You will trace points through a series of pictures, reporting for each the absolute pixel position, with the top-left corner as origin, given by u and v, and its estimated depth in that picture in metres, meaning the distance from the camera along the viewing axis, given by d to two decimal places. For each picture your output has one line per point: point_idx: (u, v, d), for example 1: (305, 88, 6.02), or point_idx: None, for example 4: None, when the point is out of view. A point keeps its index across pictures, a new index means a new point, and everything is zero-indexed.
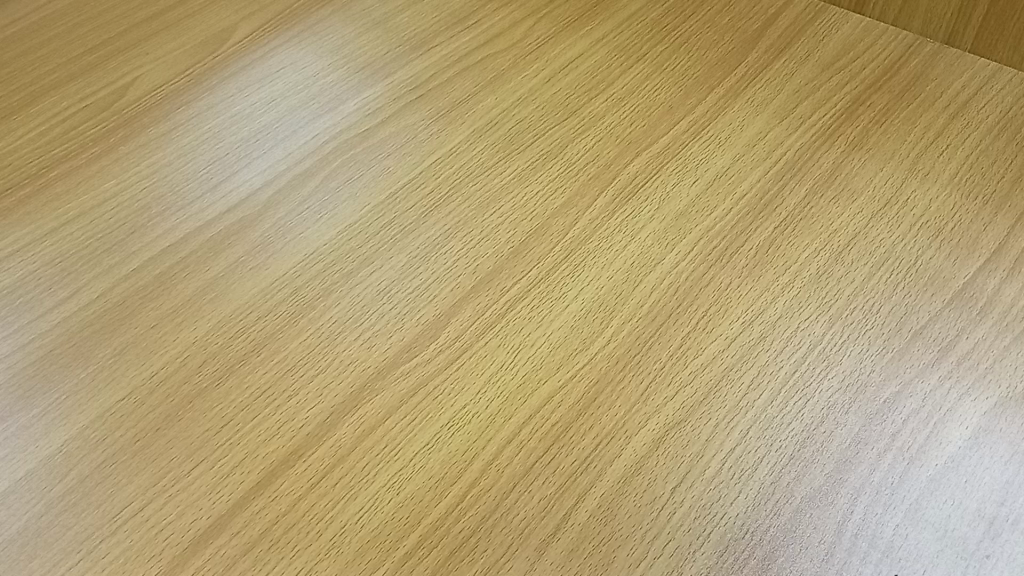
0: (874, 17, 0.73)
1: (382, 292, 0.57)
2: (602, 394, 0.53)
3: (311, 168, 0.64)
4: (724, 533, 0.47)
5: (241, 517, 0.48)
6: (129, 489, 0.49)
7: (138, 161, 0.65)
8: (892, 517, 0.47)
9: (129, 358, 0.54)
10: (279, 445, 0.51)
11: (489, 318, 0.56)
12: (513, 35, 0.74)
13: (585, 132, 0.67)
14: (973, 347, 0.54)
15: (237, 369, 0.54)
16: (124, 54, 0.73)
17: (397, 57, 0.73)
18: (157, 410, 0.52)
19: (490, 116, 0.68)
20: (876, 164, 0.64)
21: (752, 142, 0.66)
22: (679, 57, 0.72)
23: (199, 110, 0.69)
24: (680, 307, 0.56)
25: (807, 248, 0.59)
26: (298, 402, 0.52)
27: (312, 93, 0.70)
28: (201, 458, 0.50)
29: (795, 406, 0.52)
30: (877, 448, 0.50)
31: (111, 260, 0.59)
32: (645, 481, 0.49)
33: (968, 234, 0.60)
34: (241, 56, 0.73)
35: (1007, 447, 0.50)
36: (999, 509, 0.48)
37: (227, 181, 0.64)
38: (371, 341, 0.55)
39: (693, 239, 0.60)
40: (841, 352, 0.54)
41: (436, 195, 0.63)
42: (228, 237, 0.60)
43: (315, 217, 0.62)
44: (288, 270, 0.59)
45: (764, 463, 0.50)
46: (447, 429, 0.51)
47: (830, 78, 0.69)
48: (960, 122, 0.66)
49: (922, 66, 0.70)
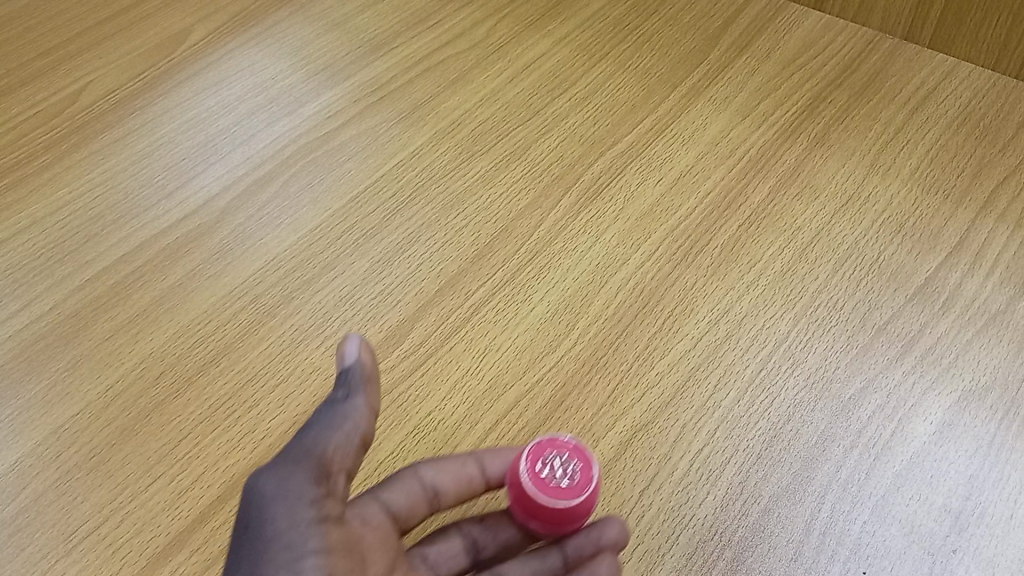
0: (834, 13, 0.73)
1: (344, 298, 0.57)
2: (569, 398, 0.52)
3: (270, 173, 0.63)
4: (693, 535, 0.47)
5: (202, 533, 0.47)
6: (84, 506, 0.48)
7: (92, 168, 0.64)
8: (859, 514, 0.47)
9: (84, 371, 0.53)
10: (240, 457, 0.50)
11: (454, 323, 0.55)
12: (475, 34, 0.74)
13: (549, 132, 0.66)
14: (936, 341, 0.54)
15: (196, 380, 0.52)
16: (76, 58, 0.71)
17: (358, 57, 0.72)
18: (113, 425, 0.51)
19: (453, 117, 0.67)
20: (838, 161, 0.64)
21: (716, 140, 0.66)
22: (642, 56, 0.72)
23: (155, 115, 0.67)
24: (646, 308, 0.56)
25: (771, 246, 0.59)
26: (259, 413, 0.51)
27: (271, 95, 0.69)
28: (159, 473, 0.49)
29: (761, 406, 0.52)
30: (844, 445, 0.50)
31: (64, 270, 0.58)
32: (612, 485, 0.49)
33: (929, 229, 0.60)
34: (197, 59, 0.72)
35: (971, 440, 0.50)
36: (965, 503, 0.48)
37: (185, 187, 0.63)
38: (334, 349, 0.54)
39: (658, 239, 0.60)
40: (806, 349, 0.54)
41: (399, 197, 0.62)
42: (185, 244, 0.59)
43: (275, 222, 0.60)
44: (248, 278, 0.57)
45: (731, 462, 0.49)
46: (412, 437, 0.51)
47: (791, 75, 0.70)
48: (921, 117, 0.66)
49: (882, 62, 0.70)
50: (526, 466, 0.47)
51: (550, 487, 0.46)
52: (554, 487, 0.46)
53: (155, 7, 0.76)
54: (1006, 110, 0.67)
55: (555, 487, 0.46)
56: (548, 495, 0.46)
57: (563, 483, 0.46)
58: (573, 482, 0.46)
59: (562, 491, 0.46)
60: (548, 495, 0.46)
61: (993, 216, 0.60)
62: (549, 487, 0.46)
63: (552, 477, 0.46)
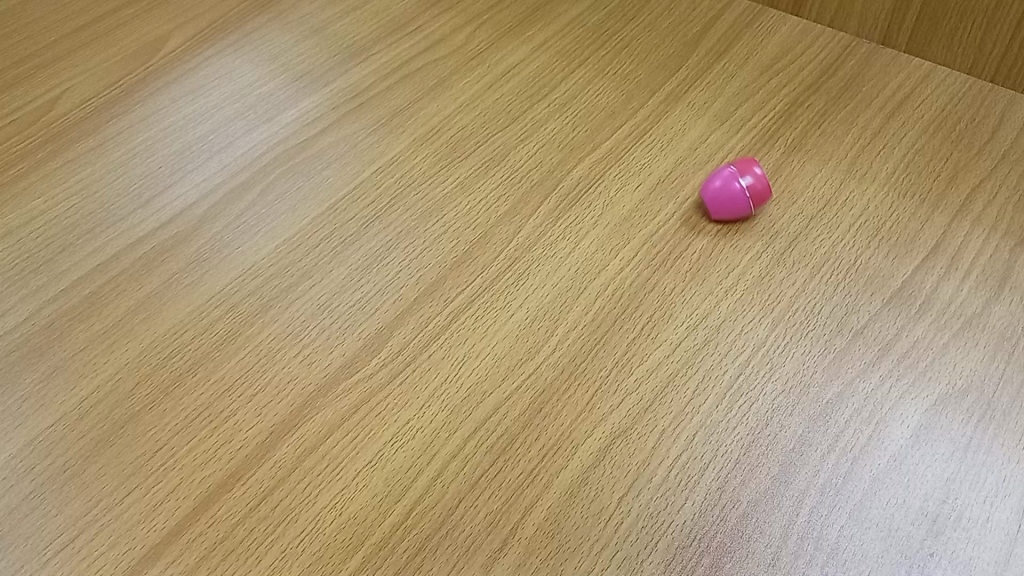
0: (811, 19, 0.74)
1: (322, 307, 0.56)
2: (548, 404, 0.52)
3: (248, 180, 0.63)
4: (671, 541, 0.47)
5: (177, 545, 0.46)
6: (59, 519, 0.47)
7: (68, 177, 0.63)
8: (837, 519, 0.47)
9: (59, 383, 0.52)
10: (216, 468, 0.49)
11: (433, 330, 0.55)
12: (454, 40, 0.74)
13: (528, 138, 0.66)
14: (912, 345, 0.55)
15: (172, 391, 0.52)
16: (51, 67, 0.71)
17: (337, 64, 0.72)
18: (89, 436, 0.50)
19: (432, 123, 0.67)
20: (816, 165, 0.64)
21: (694, 145, 0.66)
22: (621, 61, 0.72)
23: (132, 123, 0.67)
24: (625, 313, 0.56)
25: (749, 251, 0.59)
26: (235, 423, 0.51)
27: (249, 102, 0.69)
28: (134, 485, 0.48)
29: (740, 411, 0.52)
30: (821, 449, 0.50)
31: (39, 280, 0.57)
32: (591, 492, 0.48)
33: (905, 233, 0.60)
34: (175, 66, 0.71)
35: (948, 443, 0.50)
36: (941, 506, 0.48)
37: (161, 196, 0.62)
38: (311, 357, 0.54)
39: (637, 245, 0.60)
40: (784, 354, 0.54)
41: (377, 205, 0.62)
42: (161, 254, 0.59)
43: (253, 230, 0.60)
44: (225, 287, 0.57)
45: (710, 468, 0.49)
46: (389, 446, 0.50)
47: (768, 80, 0.70)
48: (897, 121, 0.67)
49: (859, 67, 0.71)
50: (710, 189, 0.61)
51: (722, 180, 0.60)
52: (721, 177, 0.61)
53: (132, 14, 0.76)
54: (982, 113, 0.67)
55: (721, 177, 0.61)
56: (718, 178, 0.61)
57: (726, 185, 0.60)
58: (728, 190, 0.60)
59: (721, 182, 0.60)
60: (718, 177, 0.61)
61: (969, 219, 0.61)
62: (725, 177, 0.61)
63: (731, 181, 0.60)
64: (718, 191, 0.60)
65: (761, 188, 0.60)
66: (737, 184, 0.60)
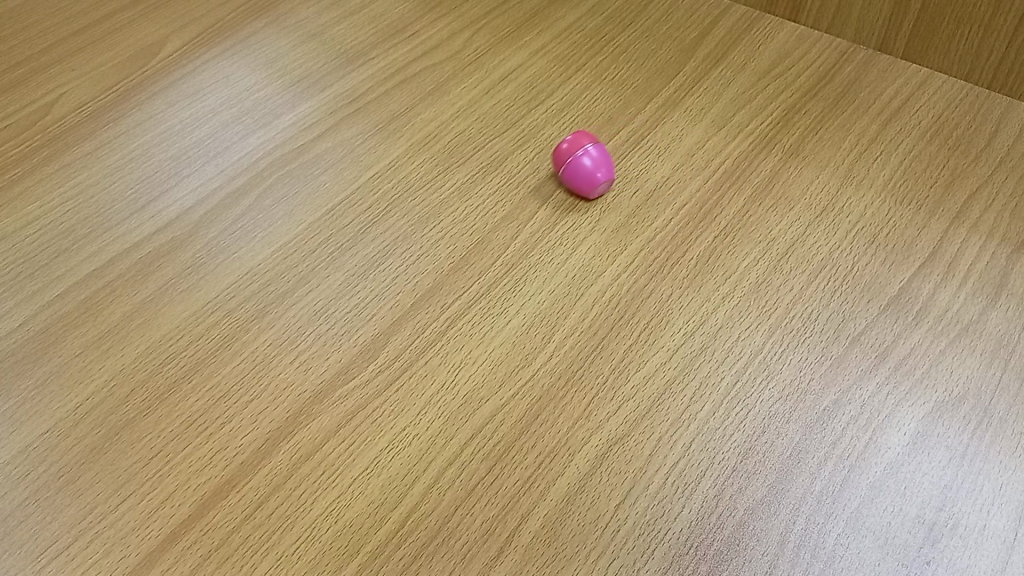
0: (808, 25, 0.74)
1: (319, 313, 0.56)
2: (545, 411, 0.52)
3: (245, 185, 0.63)
4: (668, 550, 0.47)
5: (172, 553, 0.46)
6: (53, 526, 0.47)
7: (64, 181, 0.63)
8: (834, 527, 0.47)
9: (54, 389, 0.52)
10: (212, 475, 0.49)
11: (430, 336, 0.55)
12: (452, 45, 0.74)
13: (525, 143, 0.66)
14: (909, 352, 0.55)
15: (168, 397, 0.52)
16: (47, 71, 0.71)
17: (334, 68, 0.72)
18: (84, 443, 0.50)
19: (429, 129, 0.67)
20: (813, 172, 0.64)
21: (692, 151, 0.66)
22: (618, 67, 0.72)
23: (128, 128, 0.67)
24: (622, 320, 0.56)
25: (746, 258, 0.59)
26: (231, 429, 0.51)
27: (246, 107, 0.68)
28: (129, 492, 0.48)
29: (737, 418, 0.52)
30: (818, 456, 0.50)
31: (34, 286, 0.57)
32: (588, 500, 0.48)
33: (902, 240, 0.60)
34: (171, 70, 0.71)
35: (945, 451, 0.50)
36: (938, 514, 0.48)
37: (157, 201, 0.62)
38: (308, 364, 0.54)
39: (634, 251, 0.60)
40: (782, 361, 0.54)
41: (374, 210, 0.62)
42: (157, 259, 0.59)
43: (250, 236, 0.60)
44: (221, 292, 0.57)
45: (707, 476, 0.49)
46: (386, 453, 0.50)
47: (766, 86, 0.70)
48: (894, 128, 0.67)
49: (856, 73, 0.71)
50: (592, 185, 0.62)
51: (588, 173, 0.61)
52: (586, 172, 0.61)
53: (128, 18, 0.75)
54: (978, 119, 0.67)
55: (586, 171, 0.61)
56: (587, 176, 0.61)
57: (595, 170, 0.61)
58: (599, 170, 0.61)
59: (591, 174, 0.61)
60: (583, 175, 0.61)
61: (966, 226, 0.61)
62: (584, 170, 0.61)
63: (589, 166, 0.61)
64: (600, 179, 0.61)
65: (596, 142, 0.62)
66: (592, 161, 0.61)
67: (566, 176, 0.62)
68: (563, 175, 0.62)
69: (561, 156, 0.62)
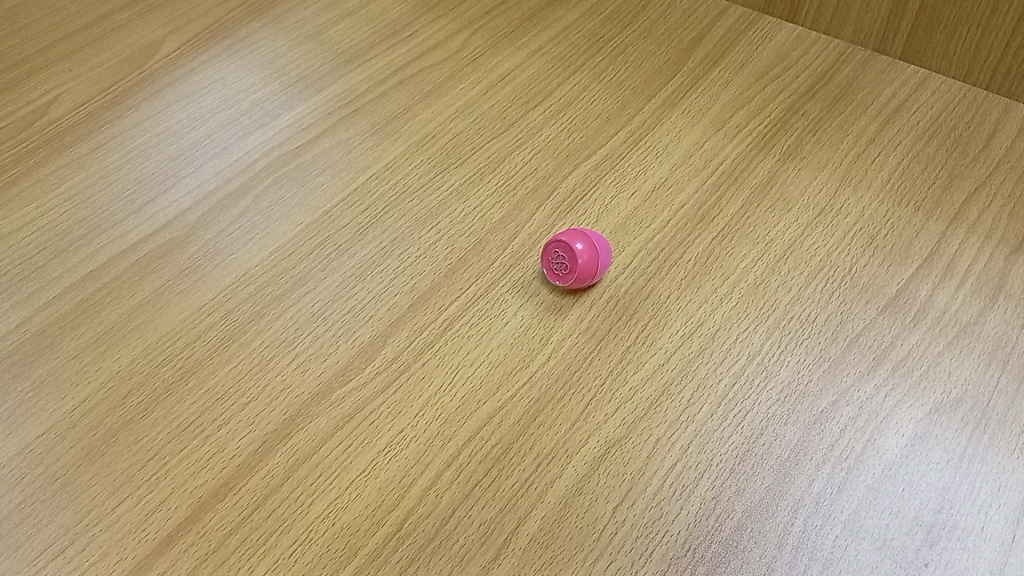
0: (806, 26, 0.74)
1: (316, 315, 0.56)
2: (543, 413, 0.52)
3: (242, 187, 0.63)
4: (665, 552, 0.47)
5: (169, 555, 0.46)
6: (49, 529, 0.47)
7: (60, 182, 0.63)
8: (832, 529, 0.47)
9: (50, 391, 0.52)
10: (208, 477, 0.49)
11: (427, 338, 0.55)
12: (449, 46, 0.74)
13: (523, 144, 0.66)
14: (907, 354, 0.55)
15: (164, 400, 0.52)
16: (45, 71, 0.70)
17: (332, 69, 0.71)
18: (80, 445, 0.50)
19: (427, 129, 0.67)
20: (811, 173, 0.64)
21: (690, 152, 0.66)
22: (616, 67, 0.72)
23: (125, 129, 0.67)
24: (620, 322, 0.56)
25: (745, 259, 0.59)
26: (228, 432, 0.51)
27: (243, 108, 0.68)
28: (125, 494, 0.48)
29: (735, 420, 0.52)
30: (816, 458, 0.50)
31: (30, 287, 0.57)
32: (586, 502, 0.48)
33: (900, 241, 0.60)
34: (168, 71, 0.71)
35: (943, 453, 0.50)
36: (936, 516, 0.48)
37: (154, 202, 0.62)
38: (305, 365, 0.54)
39: (632, 253, 0.60)
40: (780, 362, 0.54)
41: (372, 211, 0.62)
42: (153, 260, 0.58)
43: (247, 237, 0.60)
44: (218, 294, 0.57)
45: (705, 478, 0.49)
46: (383, 455, 0.50)
47: (764, 88, 0.70)
48: (892, 129, 0.67)
49: (854, 74, 0.71)
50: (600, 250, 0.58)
51: (605, 248, 0.58)
52: (603, 248, 0.58)
53: (125, 18, 0.75)
54: (976, 120, 0.67)
55: (603, 249, 0.57)
56: (606, 250, 0.58)
57: (601, 242, 0.58)
58: (599, 237, 0.58)
59: (606, 246, 0.58)
60: (606, 250, 0.58)
61: (964, 227, 0.61)
62: (603, 250, 0.57)
63: (598, 245, 0.57)
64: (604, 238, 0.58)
65: (566, 236, 0.57)
66: (593, 242, 0.57)
67: (603, 270, 0.58)
68: (599, 275, 0.58)
69: (589, 274, 0.57)
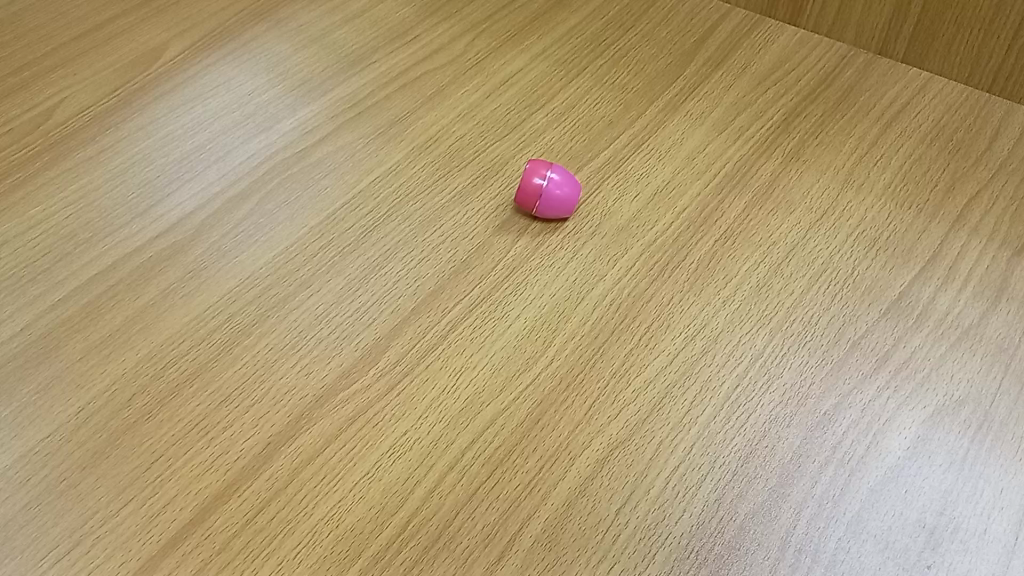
0: (808, 29, 0.74)
1: (320, 318, 0.56)
2: (546, 415, 0.52)
3: (246, 190, 0.63)
4: (669, 554, 0.47)
5: (174, 557, 0.46)
6: (54, 532, 0.47)
7: (65, 185, 0.63)
8: (835, 531, 0.47)
9: (55, 394, 0.52)
10: (213, 479, 0.49)
11: (431, 341, 0.55)
12: (452, 49, 0.74)
13: (526, 147, 0.66)
14: (909, 356, 0.55)
15: (169, 401, 0.52)
16: (49, 76, 0.71)
17: (335, 72, 0.72)
18: (84, 447, 0.50)
19: (430, 133, 0.67)
20: (813, 175, 0.64)
21: (692, 155, 0.66)
22: (619, 70, 0.72)
23: (129, 132, 0.67)
24: (623, 324, 0.56)
25: (747, 261, 0.60)
26: (232, 434, 0.51)
27: (247, 111, 0.69)
28: (130, 496, 0.48)
29: (737, 422, 0.52)
30: (819, 460, 0.50)
31: (35, 290, 0.57)
32: (589, 504, 0.48)
33: (903, 244, 0.60)
34: (172, 74, 0.71)
35: (946, 455, 0.50)
36: (939, 518, 0.48)
37: (159, 205, 0.62)
38: (309, 368, 0.54)
39: (634, 255, 0.60)
40: (782, 365, 0.54)
41: (375, 214, 0.62)
42: (158, 264, 0.59)
43: (251, 240, 0.60)
44: (222, 296, 0.57)
45: (707, 480, 0.49)
46: (387, 457, 0.50)
47: (766, 90, 0.70)
48: (894, 131, 0.67)
49: (856, 77, 0.71)
50: (559, 197, 0.61)
51: (563, 195, 0.61)
52: (562, 195, 0.61)
53: (130, 22, 0.76)
54: (979, 123, 0.67)
55: (560, 195, 0.61)
56: (564, 199, 0.61)
57: (565, 189, 0.61)
58: (568, 186, 0.61)
59: (566, 197, 0.61)
60: (562, 199, 0.61)
61: (967, 229, 0.61)
62: (558, 195, 0.61)
63: (559, 188, 0.61)
64: (572, 193, 0.61)
65: (540, 162, 0.62)
66: (556, 182, 0.61)
67: (547, 210, 0.61)
68: (541, 213, 0.61)
69: (529, 201, 0.61)
